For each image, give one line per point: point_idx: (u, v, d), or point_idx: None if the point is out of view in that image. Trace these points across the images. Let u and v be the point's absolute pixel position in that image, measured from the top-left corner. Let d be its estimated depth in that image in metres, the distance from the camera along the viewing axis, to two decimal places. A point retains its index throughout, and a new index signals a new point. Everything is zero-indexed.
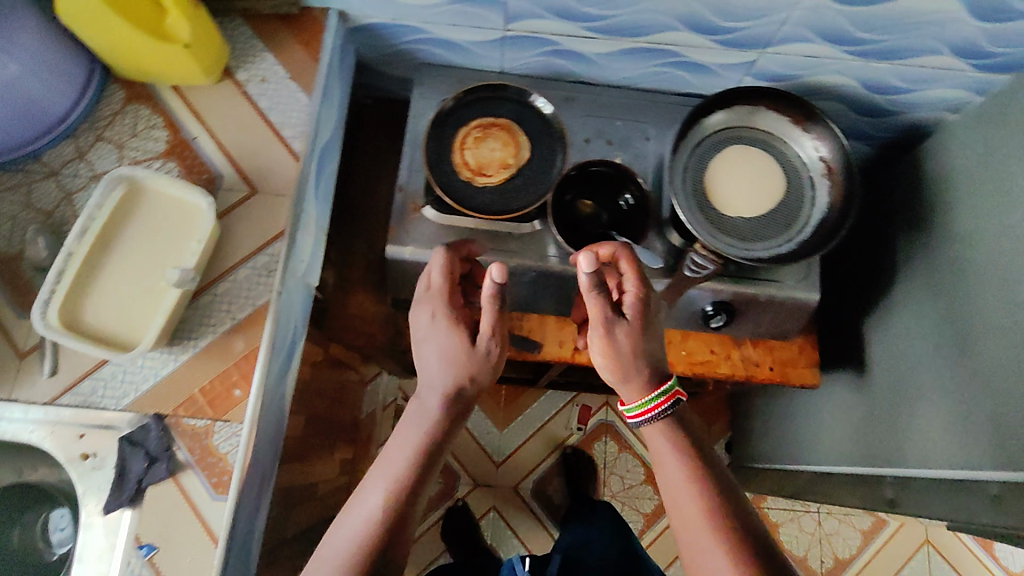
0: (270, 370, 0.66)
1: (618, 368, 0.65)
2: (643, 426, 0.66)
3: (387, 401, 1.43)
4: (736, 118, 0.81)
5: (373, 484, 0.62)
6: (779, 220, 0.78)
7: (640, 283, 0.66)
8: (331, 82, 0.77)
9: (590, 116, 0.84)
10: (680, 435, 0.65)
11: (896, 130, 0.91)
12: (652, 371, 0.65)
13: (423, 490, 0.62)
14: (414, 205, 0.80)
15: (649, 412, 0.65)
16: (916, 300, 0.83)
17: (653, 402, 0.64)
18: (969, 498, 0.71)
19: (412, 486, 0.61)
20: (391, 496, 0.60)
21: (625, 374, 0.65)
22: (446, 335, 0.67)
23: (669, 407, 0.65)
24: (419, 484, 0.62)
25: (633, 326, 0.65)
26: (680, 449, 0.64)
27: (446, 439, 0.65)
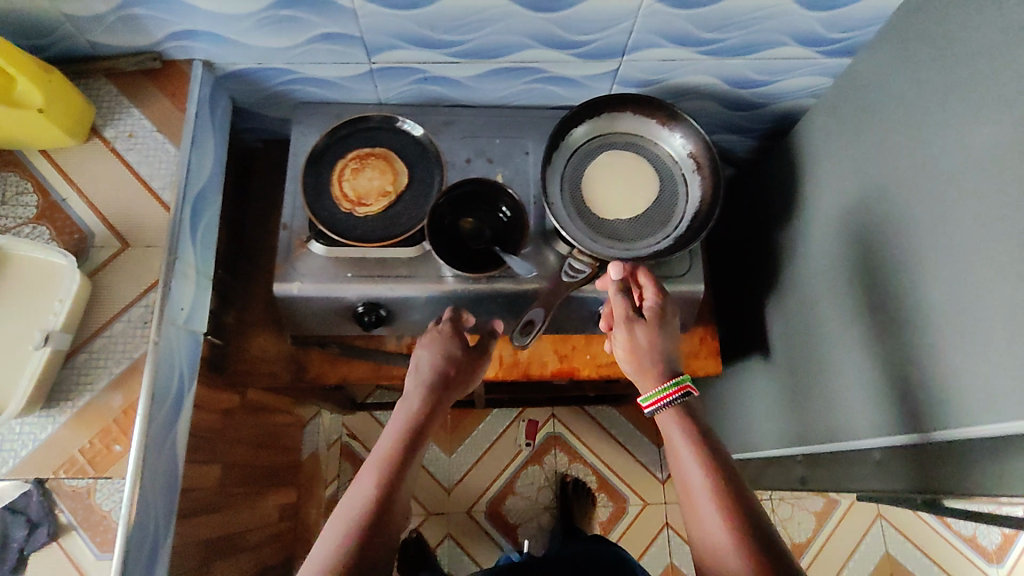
0: (154, 420, 0.67)
1: (635, 363, 0.72)
2: (657, 416, 0.69)
3: (331, 439, 1.42)
4: (601, 125, 0.83)
5: (362, 481, 0.62)
6: (656, 218, 0.80)
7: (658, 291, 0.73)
8: (202, 130, 0.78)
9: (469, 137, 0.86)
10: (691, 425, 0.67)
11: (771, 120, 0.94)
12: (667, 365, 0.70)
13: (406, 487, 0.63)
14: (300, 241, 0.81)
15: (660, 402, 0.68)
16: (803, 282, 0.86)
17: (664, 392, 0.68)
18: (873, 469, 0.72)
19: (397, 483, 0.62)
20: (379, 489, 0.61)
21: (648, 372, 0.71)
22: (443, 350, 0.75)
23: (679, 397, 0.68)
24: (403, 480, 0.63)
25: (651, 326, 0.72)
26: (693, 438, 0.65)
27: (424, 439, 0.68)
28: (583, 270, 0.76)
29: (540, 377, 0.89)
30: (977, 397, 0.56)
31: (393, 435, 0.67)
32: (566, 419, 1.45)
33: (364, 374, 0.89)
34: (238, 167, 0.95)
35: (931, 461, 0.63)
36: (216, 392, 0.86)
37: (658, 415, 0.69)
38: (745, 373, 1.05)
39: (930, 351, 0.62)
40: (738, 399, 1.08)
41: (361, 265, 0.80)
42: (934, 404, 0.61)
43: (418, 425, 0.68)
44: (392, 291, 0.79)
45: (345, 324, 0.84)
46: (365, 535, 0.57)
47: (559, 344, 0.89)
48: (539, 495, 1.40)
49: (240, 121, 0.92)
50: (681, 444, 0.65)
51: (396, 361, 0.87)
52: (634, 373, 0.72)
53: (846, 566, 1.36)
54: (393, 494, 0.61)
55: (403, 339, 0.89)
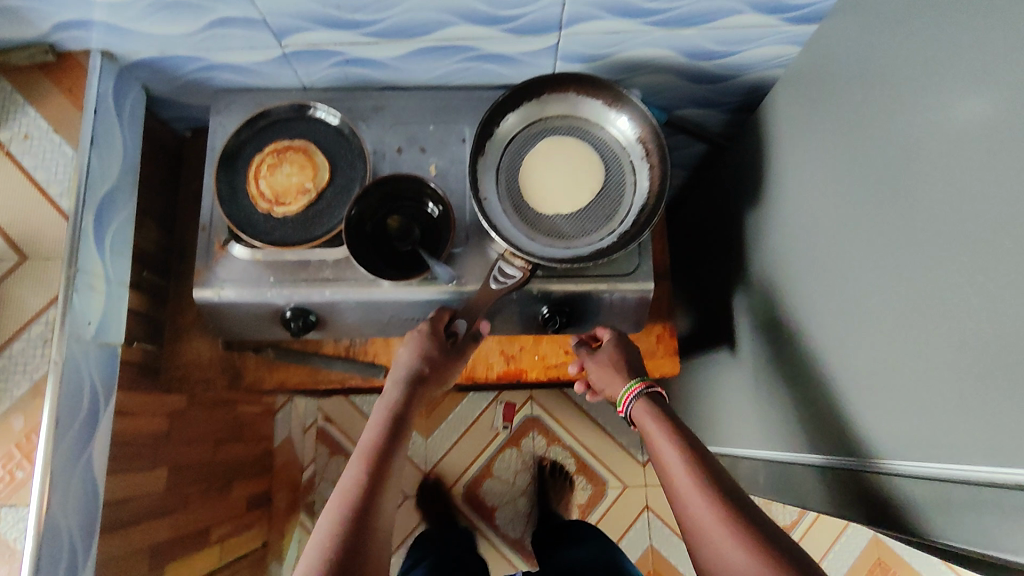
0: (59, 444, 0.65)
1: (604, 378, 0.73)
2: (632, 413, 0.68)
3: (306, 424, 1.43)
4: (533, 111, 0.75)
5: (342, 484, 0.60)
6: (601, 211, 0.73)
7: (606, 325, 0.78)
8: (107, 128, 0.73)
9: (401, 124, 0.79)
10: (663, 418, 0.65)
11: (739, 92, 0.85)
12: (628, 370, 0.72)
13: (387, 491, 0.60)
14: (218, 243, 0.75)
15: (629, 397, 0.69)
16: (769, 273, 0.79)
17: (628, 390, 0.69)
18: (828, 489, 0.68)
19: (375, 484, 0.59)
20: (355, 489, 0.58)
21: (612, 387, 0.72)
22: (414, 339, 0.72)
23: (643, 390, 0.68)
24: (383, 482, 0.60)
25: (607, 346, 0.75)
26: (665, 429, 0.63)
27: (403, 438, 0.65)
28: (514, 276, 0.71)
29: (486, 380, 0.86)
30: (937, 433, 0.50)
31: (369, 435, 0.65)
32: (543, 401, 1.41)
33: (301, 378, 0.87)
34: (166, 159, 0.89)
35: (884, 496, 0.59)
36: (150, 399, 0.84)
37: (632, 410, 0.68)
38: (713, 365, 0.99)
39: (887, 375, 0.56)
40: (707, 391, 1.03)
41: (284, 268, 0.73)
42: (892, 431, 0.56)
43: (394, 425, 0.66)
44: (321, 298, 0.73)
45: (273, 328, 0.79)
46: (348, 538, 0.54)
47: (505, 344, 0.87)
48: (516, 478, 1.38)
49: (163, 110, 0.86)
50: (658, 440, 0.63)
51: (333, 365, 0.85)
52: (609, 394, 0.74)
53: (829, 552, 1.34)
54: (372, 494, 0.58)
55: (342, 342, 0.87)
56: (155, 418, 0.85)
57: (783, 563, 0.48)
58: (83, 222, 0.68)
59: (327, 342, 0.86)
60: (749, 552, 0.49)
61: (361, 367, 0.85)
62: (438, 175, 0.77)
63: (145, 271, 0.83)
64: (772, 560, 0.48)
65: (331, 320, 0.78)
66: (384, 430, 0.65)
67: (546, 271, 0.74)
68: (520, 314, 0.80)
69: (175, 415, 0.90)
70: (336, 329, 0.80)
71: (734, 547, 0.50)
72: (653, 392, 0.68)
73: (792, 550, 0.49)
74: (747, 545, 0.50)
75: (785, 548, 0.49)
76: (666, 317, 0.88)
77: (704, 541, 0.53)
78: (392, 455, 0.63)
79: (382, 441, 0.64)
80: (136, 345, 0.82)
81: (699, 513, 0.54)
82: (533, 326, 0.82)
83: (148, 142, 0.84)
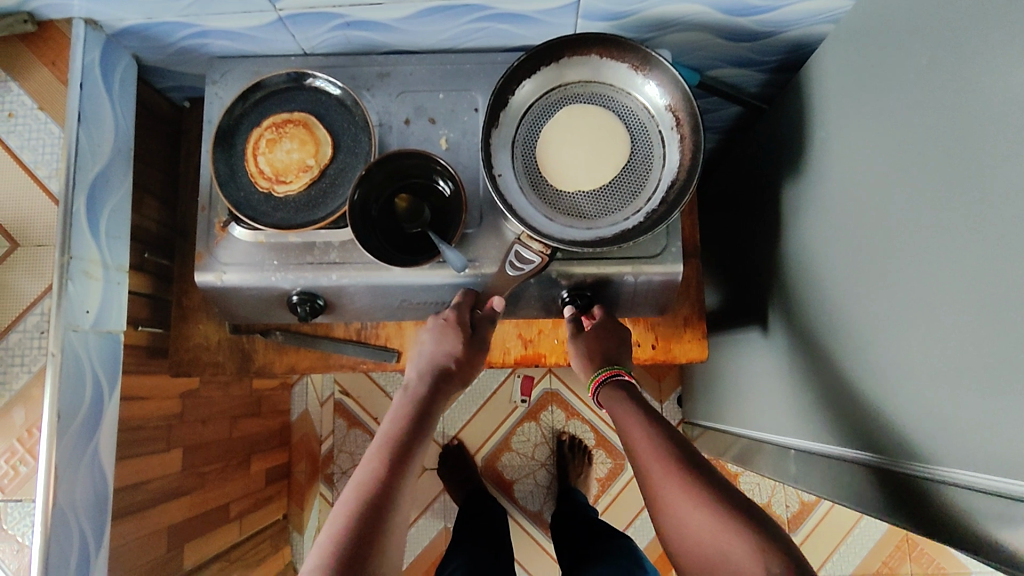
0: (61, 437, 0.64)
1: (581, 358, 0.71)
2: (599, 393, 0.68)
3: (323, 397, 1.36)
4: (551, 77, 0.68)
5: (357, 473, 0.58)
6: (626, 188, 0.67)
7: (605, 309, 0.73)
8: (94, 104, 0.69)
9: (407, 93, 0.73)
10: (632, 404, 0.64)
11: (782, 50, 0.76)
12: (596, 359, 0.69)
13: (408, 477, 0.58)
14: (219, 224, 0.70)
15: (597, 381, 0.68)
16: (807, 253, 0.72)
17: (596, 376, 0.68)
18: (856, 483, 0.64)
19: (392, 471, 0.57)
20: (370, 477, 0.57)
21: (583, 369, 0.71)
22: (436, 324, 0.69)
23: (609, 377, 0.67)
24: (404, 471, 0.58)
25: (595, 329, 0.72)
26: (625, 403, 0.64)
27: (425, 427, 0.63)
28: (532, 260, 0.66)
29: (504, 365, 0.84)
30: (991, 444, 0.46)
31: (389, 423, 0.63)
32: (562, 375, 1.38)
33: (310, 363, 0.83)
34: (165, 133, 0.85)
35: (916, 499, 0.54)
36: (159, 384, 0.82)
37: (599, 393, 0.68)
38: (743, 345, 0.94)
39: (934, 374, 0.51)
40: (735, 371, 0.98)
41: (288, 250, 0.69)
42: (937, 436, 0.51)
43: (415, 412, 0.64)
44: (328, 283, 0.69)
45: (280, 312, 0.76)
46: (357, 526, 0.52)
47: (523, 327, 0.84)
48: (534, 452, 1.36)
49: (158, 80, 0.81)
50: (619, 415, 0.64)
51: (344, 350, 0.82)
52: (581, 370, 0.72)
53: (854, 528, 1.30)
54: (390, 483, 0.56)
55: (352, 325, 0.84)
56: (166, 402, 0.83)
57: (741, 522, 0.51)
58: (74, 204, 0.66)
59: (337, 325, 0.83)
60: (710, 515, 0.52)
61: (373, 351, 0.83)
62: (449, 149, 0.72)
63: (147, 253, 0.80)
64: (732, 519, 0.51)
65: (339, 305, 0.74)
66: (404, 417, 0.63)
67: (566, 253, 0.69)
68: (538, 297, 0.75)
69: (188, 395, 0.89)
70: (344, 313, 0.77)
71: (697, 511, 0.53)
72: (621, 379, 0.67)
73: (748, 509, 0.52)
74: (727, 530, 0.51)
75: (745, 511, 0.52)
76: (692, 300, 0.84)
77: (664, 508, 0.55)
78: (413, 443, 0.61)
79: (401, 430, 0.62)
80: (142, 329, 0.79)
81: (659, 480, 0.56)
82: (551, 308, 0.78)
83: (144, 116, 0.80)
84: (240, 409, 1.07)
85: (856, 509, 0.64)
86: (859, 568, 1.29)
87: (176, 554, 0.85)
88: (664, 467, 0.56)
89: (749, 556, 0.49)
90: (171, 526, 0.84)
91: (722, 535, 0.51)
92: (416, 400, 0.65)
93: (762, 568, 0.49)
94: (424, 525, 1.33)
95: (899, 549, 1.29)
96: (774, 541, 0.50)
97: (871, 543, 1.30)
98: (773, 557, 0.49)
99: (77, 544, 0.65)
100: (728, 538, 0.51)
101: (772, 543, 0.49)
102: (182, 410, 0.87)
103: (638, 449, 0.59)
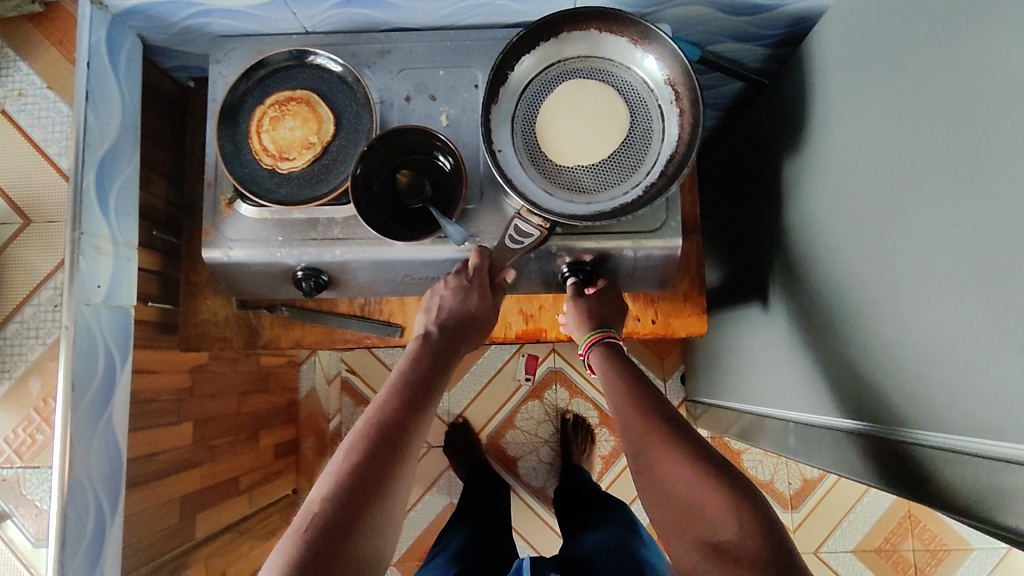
0: (78, 406, 0.66)
1: (576, 318, 0.72)
2: (589, 355, 0.71)
3: (329, 374, 1.38)
4: (550, 52, 0.69)
5: (367, 411, 0.58)
6: (625, 162, 0.68)
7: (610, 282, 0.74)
8: (101, 82, 0.70)
9: (408, 69, 0.73)
10: (644, 386, 0.64)
11: (785, 24, 0.76)
12: (590, 317, 0.72)
13: (421, 421, 0.58)
14: (225, 200, 0.71)
15: (588, 344, 0.71)
16: (807, 227, 0.73)
17: (587, 339, 0.71)
18: (849, 453, 0.65)
19: (405, 412, 0.57)
20: (383, 416, 0.56)
21: (575, 330, 0.73)
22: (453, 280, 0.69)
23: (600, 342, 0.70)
24: (417, 415, 0.58)
25: (596, 296, 0.73)
26: (619, 368, 0.66)
27: (439, 376, 0.63)
28: (532, 234, 0.67)
29: (505, 340, 0.86)
30: (984, 409, 0.46)
31: (402, 366, 0.63)
32: (566, 353, 1.39)
33: (315, 338, 0.86)
34: (170, 112, 0.86)
35: (906, 465, 0.56)
36: (169, 358, 0.84)
37: (591, 355, 0.71)
38: (743, 321, 0.95)
39: (931, 342, 0.52)
40: (735, 347, 0.99)
41: (293, 226, 0.70)
42: (930, 402, 0.52)
43: (429, 360, 0.64)
44: (333, 259, 0.71)
45: (286, 288, 0.77)
46: (363, 469, 0.52)
47: (524, 303, 0.85)
48: (538, 429, 1.38)
49: (163, 60, 0.82)
50: (603, 383, 0.66)
51: (349, 325, 0.84)
52: (573, 331, 0.74)
53: (857, 506, 1.31)
54: (403, 423, 0.56)
55: (356, 301, 0.85)
56: (176, 376, 0.85)
57: (725, 479, 0.54)
58: (83, 181, 0.68)
59: (341, 301, 0.85)
60: (696, 468, 0.55)
61: (377, 326, 0.84)
62: (450, 126, 0.72)
63: (156, 230, 0.82)
64: (716, 475, 0.54)
65: (343, 280, 0.75)
66: (418, 364, 0.63)
67: (566, 228, 0.70)
68: (539, 272, 0.76)
69: (198, 370, 0.91)
70: (349, 288, 0.78)
71: (683, 464, 0.55)
72: (609, 343, 0.70)
73: (742, 482, 0.54)
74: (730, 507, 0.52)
75: (749, 493, 0.53)
76: (692, 276, 0.85)
77: (648, 462, 0.57)
78: (427, 390, 0.61)
79: (415, 375, 0.62)
80: (152, 304, 0.81)
81: (648, 436, 0.58)
82: (551, 283, 0.79)
83: (150, 95, 0.81)
84: (249, 385, 1.09)
85: (849, 479, 0.66)
86: (861, 544, 1.30)
87: (188, 524, 0.88)
88: (653, 426, 0.59)
89: (727, 508, 0.52)
90: (184, 495, 0.87)
91: (705, 486, 0.53)
92: (431, 349, 0.65)
93: (736, 520, 0.51)
94: (429, 501, 1.35)
95: (901, 525, 1.31)
96: (750, 500, 0.52)
97: (874, 520, 1.31)
98: (747, 513, 0.51)
99: (93, 511, 0.68)
100: (711, 489, 0.53)
101: (749, 502, 0.52)
102: (192, 384, 0.89)
103: (629, 410, 0.62)
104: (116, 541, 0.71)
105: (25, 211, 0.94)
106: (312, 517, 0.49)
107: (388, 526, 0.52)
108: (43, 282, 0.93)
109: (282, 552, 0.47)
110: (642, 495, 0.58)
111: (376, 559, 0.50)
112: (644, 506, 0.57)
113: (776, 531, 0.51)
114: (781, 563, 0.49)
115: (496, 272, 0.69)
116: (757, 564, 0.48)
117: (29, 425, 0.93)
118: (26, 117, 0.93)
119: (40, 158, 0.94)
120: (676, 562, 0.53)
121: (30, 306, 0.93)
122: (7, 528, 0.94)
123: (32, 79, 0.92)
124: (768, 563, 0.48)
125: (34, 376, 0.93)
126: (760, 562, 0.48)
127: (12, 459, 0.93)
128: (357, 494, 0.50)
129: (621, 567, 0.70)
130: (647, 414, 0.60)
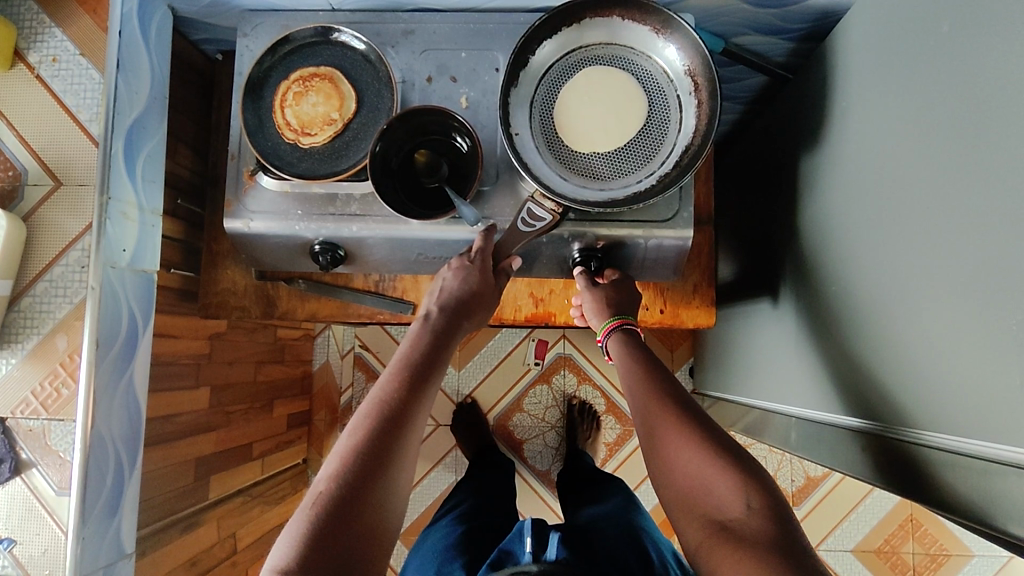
0: (101, 363, 0.69)
1: (597, 306, 0.73)
2: (609, 341, 0.71)
3: (343, 350, 1.40)
4: (571, 38, 0.69)
5: (375, 389, 0.60)
6: (641, 151, 0.68)
7: (624, 275, 0.75)
8: (131, 50, 0.72)
9: (431, 51, 0.74)
10: (651, 378, 0.64)
11: (811, 18, 0.75)
12: (609, 305, 0.72)
13: (425, 401, 0.60)
14: (247, 172, 0.73)
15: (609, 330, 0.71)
16: (820, 222, 0.73)
17: (606, 326, 0.71)
18: (845, 449, 0.66)
19: (410, 392, 0.59)
20: (390, 393, 0.58)
21: (593, 318, 0.74)
22: (459, 264, 0.69)
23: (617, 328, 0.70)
24: (421, 391, 0.60)
25: (612, 286, 0.74)
26: (626, 358, 0.68)
27: (443, 353, 0.65)
28: (544, 218, 0.68)
29: (514, 322, 0.88)
30: (980, 411, 0.47)
31: (409, 346, 0.64)
32: (576, 340, 1.40)
33: (331, 312, 0.88)
34: (198, 85, 0.88)
35: (902, 462, 0.57)
36: (189, 323, 0.86)
37: (608, 344, 0.71)
38: (753, 316, 0.95)
39: (935, 342, 0.52)
40: (745, 342, 0.99)
41: (311, 201, 0.72)
42: (929, 404, 0.53)
43: (434, 341, 0.65)
44: (349, 235, 0.72)
45: (305, 261, 0.79)
46: (365, 454, 0.53)
47: (535, 287, 0.87)
48: (545, 414, 1.39)
49: (192, 32, 0.83)
50: (620, 373, 0.67)
51: (363, 301, 0.86)
52: (591, 320, 0.74)
53: (858, 506, 1.31)
54: (407, 403, 0.58)
55: (371, 277, 0.87)
56: (195, 341, 0.88)
57: (733, 472, 0.54)
58: (113, 147, 0.70)
59: (357, 277, 0.87)
60: (697, 458, 0.56)
61: (390, 303, 0.86)
62: (469, 108, 0.73)
63: (180, 199, 0.84)
64: (719, 460, 0.55)
65: (358, 256, 0.76)
66: (424, 342, 0.64)
67: (579, 214, 0.71)
68: (552, 257, 0.77)
69: (217, 335, 0.94)
70: (361, 262, 0.79)
71: (682, 459, 0.56)
72: (630, 329, 0.70)
73: (751, 473, 0.54)
74: (740, 501, 0.52)
75: (760, 485, 0.53)
76: (703, 268, 0.86)
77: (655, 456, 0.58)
78: (431, 367, 0.62)
79: (420, 354, 0.63)
80: (174, 271, 0.84)
81: (653, 423, 0.60)
82: (563, 268, 0.80)
83: (179, 66, 0.83)
84: (265, 355, 1.12)
85: (844, 474, 0.68)
86: (861, 544, 1.31)
87: (201, 484, 0.91)
88: (657, 414, 0.60)
89: (729, 493, 0.53)
90: (199, 454, 0.90)
91: (707, 473, 0.54)
92: (437, 326, 0.66)
93: (742, 502, 0.52)
94: (435, 477, 1.38)
95: (902, 528, 1.30)
96: (757, 486, 0.53)
97: (875, 521, 1.31)
98: (752, 497, 0.52)
99: (112, 463, 0.71)
100: (713, 475, 0.54)
101: (753, 485, 0.53)
102: (210, 350, 0.92)
103: (635, 400, 0.63)
104: (133, 494, 0.75)
105: (57, 172, 0.99)
106: (321, 495, 0.51)
107: (395, 498, 0.54)
108: (71, 244, 0.98)
109: (296, 525, 0.50)
110: (656, 485, 0.58)
111: (385, 532, 0.52)
112: (656, 494, 0.58)
113: (789, 518, 0.51)
114: (790, 539, 0.49)
115: (502, 257, 0.70)
116: (765, 540, 0.49)
117: (55, 379, 0.98)
118: (61, 82, 0.98)
119: (72, 124, 0.99)
120: (688, 550, 0.54)
121: (58, 266, 0.98)
122: (33, 476, 0.99)
123: (65, 46, 0.98)
124: (774, 542, 0.49)
125: (61, 333, 0.98)
126: (767, 539, 0.49)
127: (39, 411, 0.98)
128: (362, 475, 0.52)
129: (622, 539, 0.71)
130: (654, 410, 0.60)
